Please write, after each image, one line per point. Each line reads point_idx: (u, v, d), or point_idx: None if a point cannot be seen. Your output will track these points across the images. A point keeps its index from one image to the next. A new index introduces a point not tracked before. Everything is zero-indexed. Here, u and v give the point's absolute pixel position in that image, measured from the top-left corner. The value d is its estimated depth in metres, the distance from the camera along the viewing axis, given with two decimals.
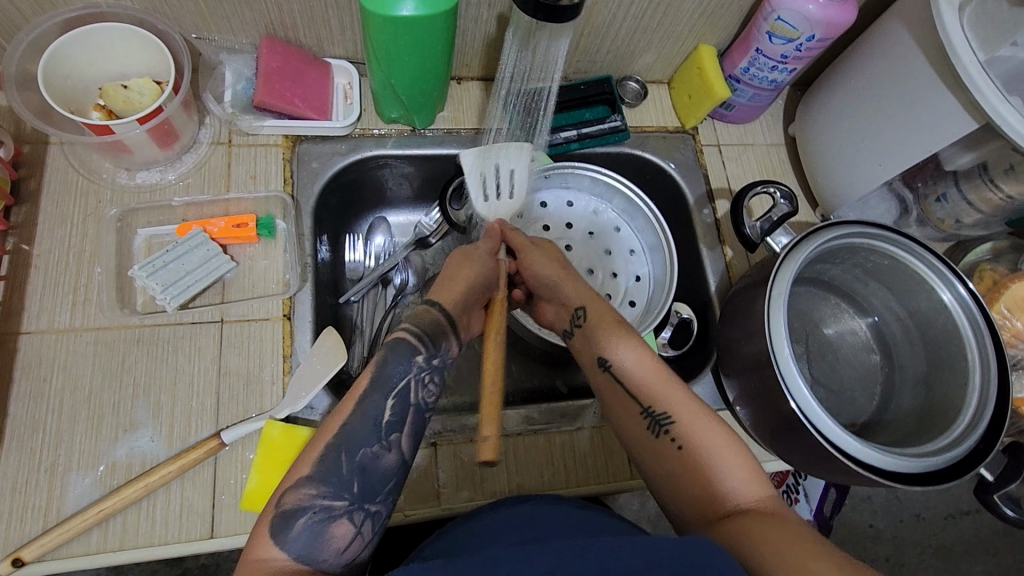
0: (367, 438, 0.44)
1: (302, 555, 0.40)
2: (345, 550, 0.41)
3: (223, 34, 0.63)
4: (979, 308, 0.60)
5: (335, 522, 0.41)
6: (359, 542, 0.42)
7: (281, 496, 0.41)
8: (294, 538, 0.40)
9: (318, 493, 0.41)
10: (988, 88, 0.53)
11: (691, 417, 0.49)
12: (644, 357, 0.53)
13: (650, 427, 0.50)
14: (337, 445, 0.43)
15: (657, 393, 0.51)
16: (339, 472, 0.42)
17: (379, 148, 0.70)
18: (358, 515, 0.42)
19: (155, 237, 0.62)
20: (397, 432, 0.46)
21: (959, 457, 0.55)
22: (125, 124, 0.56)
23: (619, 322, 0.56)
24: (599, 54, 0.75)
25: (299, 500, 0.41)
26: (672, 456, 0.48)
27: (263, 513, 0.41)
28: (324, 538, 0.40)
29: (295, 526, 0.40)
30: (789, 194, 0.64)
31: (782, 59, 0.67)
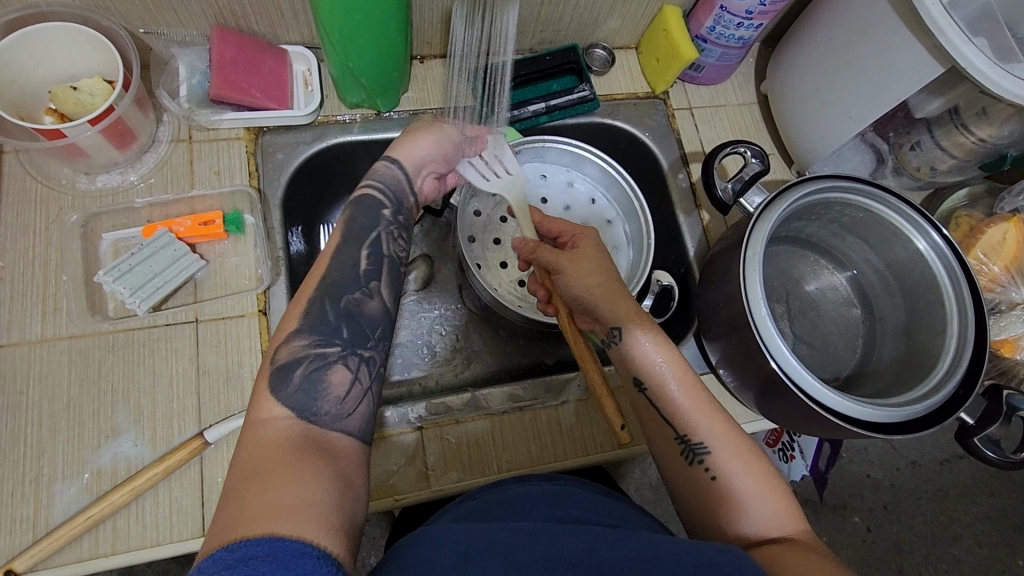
0: (350, 287, 0.50)
1: (302, 410, 0.43)
2: (344, 398, 0.45)
3: (172, 27, 0.61)
4: (955, 255, 0.60)
5: (331, 368, 0.46)
6: (356, 389, 0.46)
7: (274, 353, 0.46)
8: (291, 389, 0.44)
9: (309, 343, 0.47)
10: (952, 30, 0.52)
11: (729, 448, 0.48)
12: (687, 386, 0.50)
13: (684, 453, 0.49)
14: (320, 293, 0.49)
15: (695, 421, 0.49)
16: (326, 321, 0.48)
17: (344, 134, 0.69)
18: (351, 360, 0.47)
19: (121, 240, 0.61)
20: (377, 280, 0.52)
21: (938, 403, 0.56)
22: (76, 127, 0.54)
23: (658, 339, 0.52)
24: (563, 23, 0.73)
25: (292, 352, 0.46)
26: (703, 486, 0.48)
27: (262, 370, 0.45)
28: (323, 386, 0.45)
29: (293, 376, 0.45)
30: (760, 152, 0.63)
31: (747, 15, 0.66)
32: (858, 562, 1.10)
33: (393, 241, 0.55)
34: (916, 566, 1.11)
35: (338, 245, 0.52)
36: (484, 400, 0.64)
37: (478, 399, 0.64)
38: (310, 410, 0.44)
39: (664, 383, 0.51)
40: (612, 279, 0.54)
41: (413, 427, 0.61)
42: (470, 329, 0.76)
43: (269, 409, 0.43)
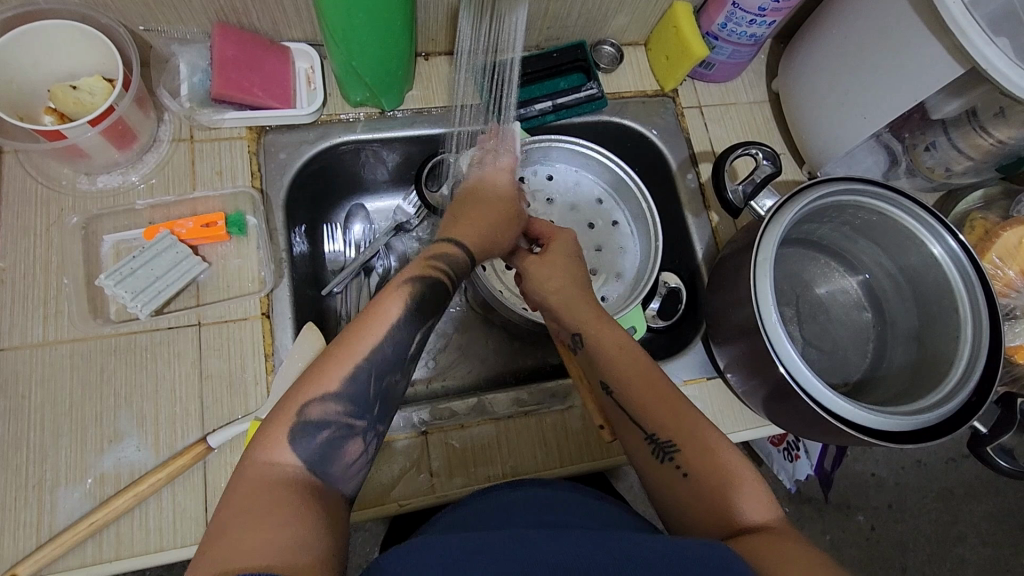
0: (392, 365, 0.46)
1: (312, 463, 0.42)
2: (352, 465, 0.44)
3: (172, 24, 0.60)
4: (970, 260, 0.58)
5: (351, 439, 0.44)
6: (364, 460, 0.45)
7: (303, 407, 0.43)
8: (309, 450, 0.42)
9: (343, 411, 0.44)
10: (974, 30, 0.51)
11: (695, 439, 0.48)
12: (650, 388, 0.51)
13: (654, 451, 0.49)
14: (366, 367, 0.45)
15: (661, 420, 0.50)
16: (364, 396, 0.44)
17: (348, 134, 0.68)
18: (371, 434, 0.45)
19: (123, 242, 0.61)
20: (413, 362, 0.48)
21: (951, 412, 0.55)
22: (76, 127, 0.53)
23: (620, 343, 0.54)
24: (571, 19, 0.71)
25: (323, 414, 0.43)
26: (675, 482, 0.48)
27: (279, 419, 0.42)
28: (336, 452, 0.43)
29: (315, 437, 0.42)
30: (772, 154, 0.62)
31: (760, 12, 0.64)
32: (862, 561, 1.10)
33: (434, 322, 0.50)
34: (921, 565, 1.10)
35: (399, 314, 0.47)
36: (488, 404, 0.63)
37: (483, 403, 0.63)
38: (317, 466, 0.42)
39: (626, 384, 0.52)
40: (574, 283, 0.57)
41: (418, 432, 0.60)
42: (473, 331, 0.76)
43: (280, 452, 0.41)
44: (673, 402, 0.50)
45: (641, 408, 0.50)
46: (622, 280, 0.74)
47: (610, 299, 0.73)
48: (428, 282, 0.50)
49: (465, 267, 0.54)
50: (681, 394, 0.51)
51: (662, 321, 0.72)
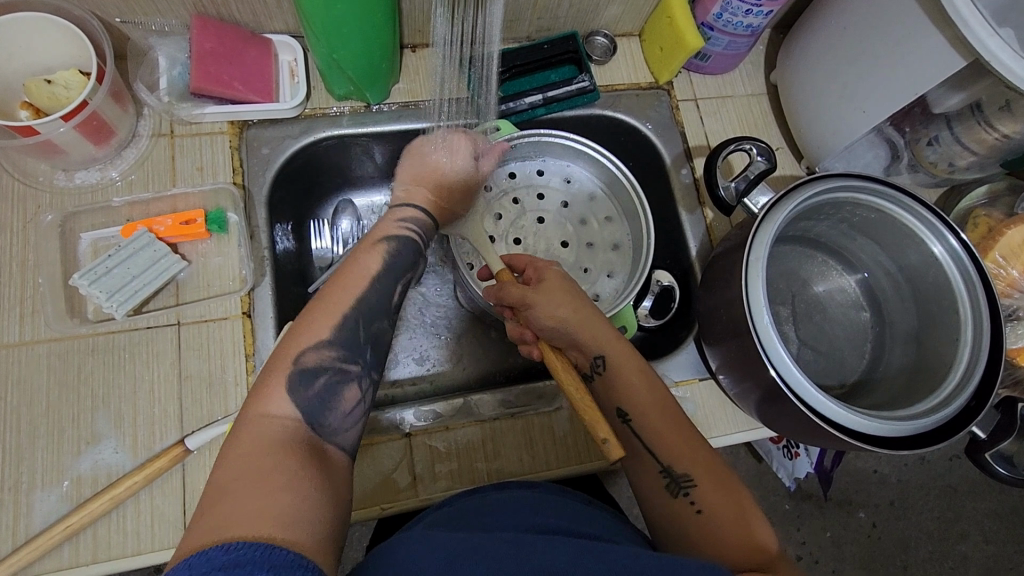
0: (380, 312, 0.48)
1: (310, 415, 0.42)
2: (349, 414, 0.44)
3: (149, 16, 0.58)
4: (972, 261, 0.56)
5: (348, 384, 0.45)
6: (361, 408, 0.45)
7: (299, 356, 0.44)
8: (308, 394, 0.43)
9: (337, 356, 0.45)
10: (976, 21, 0.49)
11: (711, 477, 0.47)
12: (672, 421, 0.49)
13: (668, 485, 0.48)
14: (354, 314, 0.47)
15: (681, 454, 0.48)
16: (355, 339, 0.46)
17: (333, 128, 0.66)
18: (365, 382, 0.46)
19: (102, 240, 0.59)
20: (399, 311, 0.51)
21: (949, 417, 0.53)
22: (48, 123, 0.52)
23: (642, 368, 0.51)
24: (561, 10, 0.69)
25: (320, 361, 0.44)
26: (688, 517, 0.46)
27: (279, 367, 0.43)
28: (333, 399, 0.43)
29: (314, 382, 0.43)
30: (767, 150, 0.61)
31: (756, 2, 0.62)
32: (862, 559, 1.08)
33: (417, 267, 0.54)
34: (922, 563, 1.09)
35: (379, 270, 0.50)
36: (473, 405, 0.63)
37: (469, 405, 0.63)
38: (317, 416, 0.42)
39: (648, 414, 0.50)
40: (586, 306, 0.52)
41: (401, 434, 0.59)
42: (463, 329, 0.74)
43: (278, 403, 0.42)
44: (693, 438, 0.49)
45: (663, 441, 0.49)
46: (614, 278, 0.72)
47: (603, 296, 0.71)
48: (402, 241, 0.53)
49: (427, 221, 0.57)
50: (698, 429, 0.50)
51: (654, 320, 0.71)
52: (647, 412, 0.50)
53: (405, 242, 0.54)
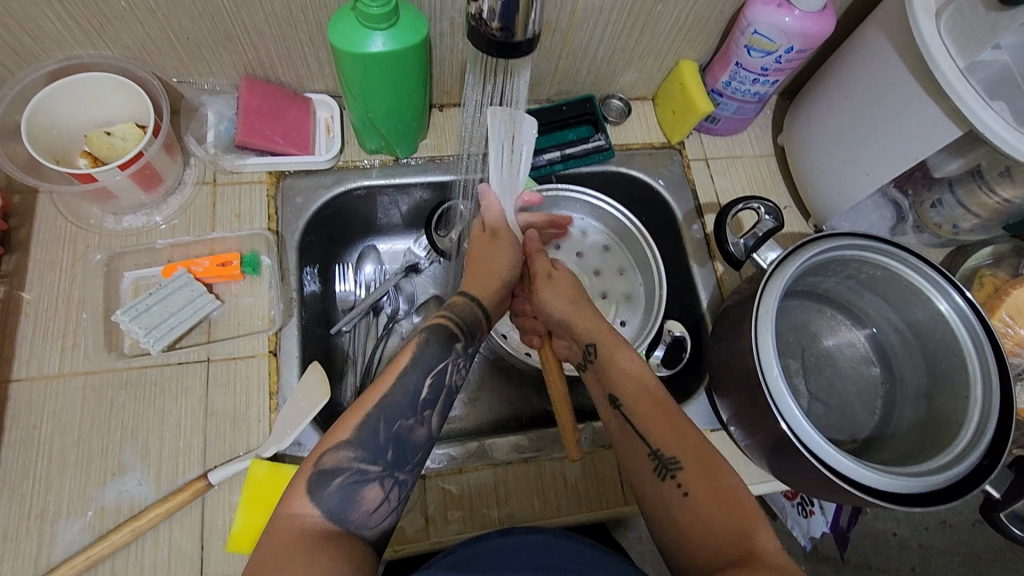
0: (404, 412, 0.48)
1: (334, 512, 0.44)
2: (374, 512, 0.45)
3: (204, 77, 0.64)
4: (980, 319, 0.58)
5: (367, 485, 0.45)
6: (386, 507, 0.46)
7: (320, 456, 0.46)
8: (327, 496, 0.44)
9: (355, 458, 0.46)
10: (968, 93, 0.52)
11: (698, 462, 0.49)
12: (658, 407, 0.52)
13: (655, 468, 0.50)
14: (377, 413, 0.48)
15: (668, 438, 0.50)
16: (377, 442, 0.46)
17: (363, 179, 0.71)
18: (389, 481, 0.46)
19: (142, 279, 0.63)
20: (430, 408, 0.50)
21: (961, 475, 0.53)
22: (107, 171, 0.57)
23: (631, 358, 0.56)
24: (580, 75, 0.74)
25: (337, 461, 0.45)
26: (674, 502, 0.48)
27: (303, 468, 0.46)
28: (355, 499, 0.45)
29: (331, 484, 0.45)
30: (775, 209, 0.64)
31: (763, 71, 0.66)
32: None
33: (456, 368, 0.53)
34: None
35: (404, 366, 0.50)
36: (488, 449, 0.63)
37: (483, 448, 0.63)
38: (339, 514, 0.44)
39: (635, 399, 0.53)
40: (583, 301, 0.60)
41: (416, 476, 0.60)
42: (477, 373, 0.76)
43: (302, 505, 0.44)
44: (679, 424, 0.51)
45: (651, 425, 0.51)
46: (626, 328, 0.74)
47: None
48: (436, 330, 0.53)
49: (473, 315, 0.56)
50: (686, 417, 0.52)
51: (666, 369, 0.71)
52: (635, 399, 0.53)
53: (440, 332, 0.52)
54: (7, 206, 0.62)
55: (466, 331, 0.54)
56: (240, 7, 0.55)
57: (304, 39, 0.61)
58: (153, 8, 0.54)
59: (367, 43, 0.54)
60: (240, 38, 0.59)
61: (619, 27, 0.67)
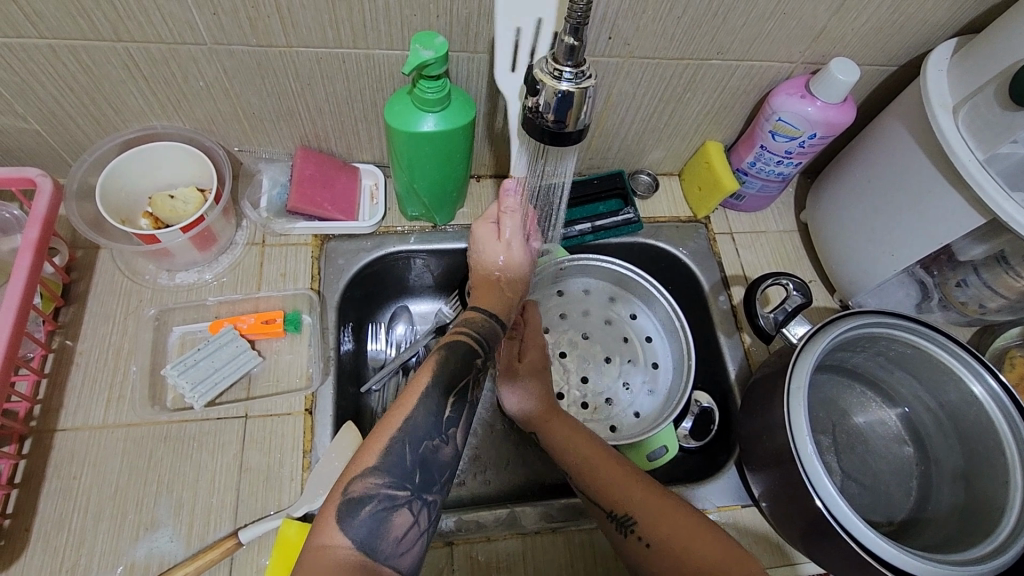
0: (428, 432, 0.50)
1: (363, 542, 0.44)
2: (402, 539, 0.46)
3: (262, 146, 0.69)
4: (1015, 404, 0.57)
5: (396, 511, 0.46)
6: (416, 532, 0.47)
7: (348, 484, 0.46)
8: (356, 524, 0.44)
9: (383, 484, 0.46)
10: (990, 184, 0.54)
11: (647, 511, 0.53)
12: (602, 461, 0.58)
13: (618, 528, 0.54)
14: (401, 437, 0.49)
15: (615, 495, 0.55)
16: (402, 465, 0.48)
17: (401, 245, 0.74)
18: (416, 504, 0.47)
19: (189, 334, 0.66)
20: (454, 426, 0.52)
21: (1006, 565, 0.52)
22: (169, 232, 0.61)
23: (569, 425, 0.62)
24: (610, 152, 0.79)
25: (365, 488, 0.46)
26: (644, 555, 0.52)
27: (331, 497, 0.46)
28: (385, 526, 0.45)
29: (360, 512, 0.45)
30: (802, 285, 0.66)
31: (787, 154, 0.70)
32: None
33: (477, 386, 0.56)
34: None
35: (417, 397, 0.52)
36: (517, 516, 0.61)
37: (513, 515, 0.61)
38: (370, 543, 0.44)
39: (578, 458, 0.59)
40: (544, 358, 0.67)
41: (443, 541, 0.59)
42: (503, 437, 0.76)
43: (332, 535, 0.44)
44: (620, 476, 0.56)
45: (596, 484, 0.56)
46: (654, 397, 0.74)
47: (643, 414, 0.73)
48: (459, 347, 0.56)
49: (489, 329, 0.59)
50: (622, 465, 0.57)
51: (695, 441, 0.72)
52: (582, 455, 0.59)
53: (462, 349, 0.56)
54: (71, 261, 0.66)
55: (484, 344, 0.58)
56: (305, 88, 0.60)
57: (358, 117, 0.66)
58: (226, 87, 0.60)
59: (419, 123, 0.58)
60: (301, 114, 0.64)
61: (649, 111, 0.71)
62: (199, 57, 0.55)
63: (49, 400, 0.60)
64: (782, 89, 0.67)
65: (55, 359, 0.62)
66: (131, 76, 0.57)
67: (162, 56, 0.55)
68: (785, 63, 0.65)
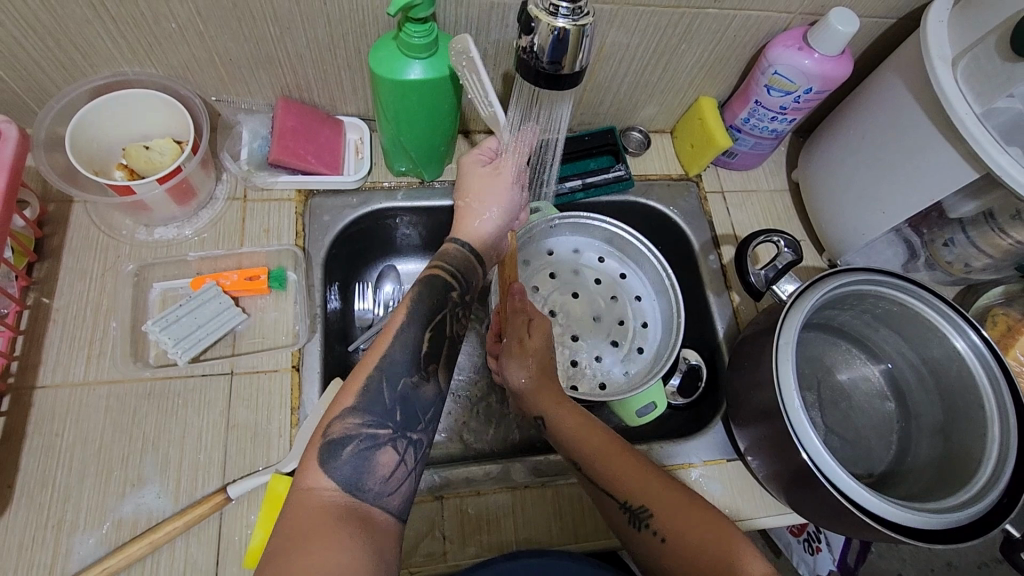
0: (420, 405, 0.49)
1: (347, 482, 0.44)
2: (390, 477, 0.46)
3: (242, 96, 0.66)
4: (997, 358, 0.58)
5: (380, 449, 0.46)
6: (402, 470, 0.47)
7: (327, 427, 0.46)
8: (339, 465, 0.45)
9: (363, 424, 0.47)
10: (985, 139, 0.54)
11: (662, 503, 0.53)
12: (614, 456, 0.56)
13: (631, 521, 0.53)
14: (378, 374, 0.49)
15: (630, 487, 0.54)
16: (382, 404, 0.48)
17: (388, 201, 0.72)
18: (401, 443, 0.48)
19: (170, 290, 0.65)
20: (434, 364, 0.53)
21: (982, 512, 0.53)
22: (145, 184, 0.58)
23: (582, 418, 0.60)
24: (602, 107, 0.77)
25: (346, 429, 0.46)
26: (658, 548, 0.52)
27: (311, 445, 0.46)
28: (369, 465, 0.45)
29: (342, 453, 0.45)
30: (794, 242, 0.66)
31: (781, 110, 0.69)
32: None
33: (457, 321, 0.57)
34: None
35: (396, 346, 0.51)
36: (509, 472, 0.63)
37: (504, 470, 0.63)
38: (355, 483, 0.45)
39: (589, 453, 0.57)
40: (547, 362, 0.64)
41: (434, 496, 0.60)
42: (491, 398, 0.76)
43: (314, 478, 0.44)
44: (635, 467, 0.55)
45: (609, 476, 0.55)
46: (643, 355, 0.75)
47: (631, 372, 0.74)
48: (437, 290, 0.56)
49: (463, 263, 0.60)
50: (635, 457, 0.56)
51: (683, 399, 0.73)
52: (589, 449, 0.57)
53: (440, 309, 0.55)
54: (43, 215, 0.64)
55: (461, 280, 0.59)
56: (284, 32, 0.58)
57: (341, 65, 0.63)
58: (201, 30, 0.56)
59: (406, 70, 0.55)
60: (280, 61, 0.62)
61: (643, 63, 0.69)
62: None
63: (27, 357, 0.58)
64: (779, 41, 0.65)
65: (30, 316, 0.60)
66: (97, 15, 0.53)
67: None
68: (783, 13, 0.64)
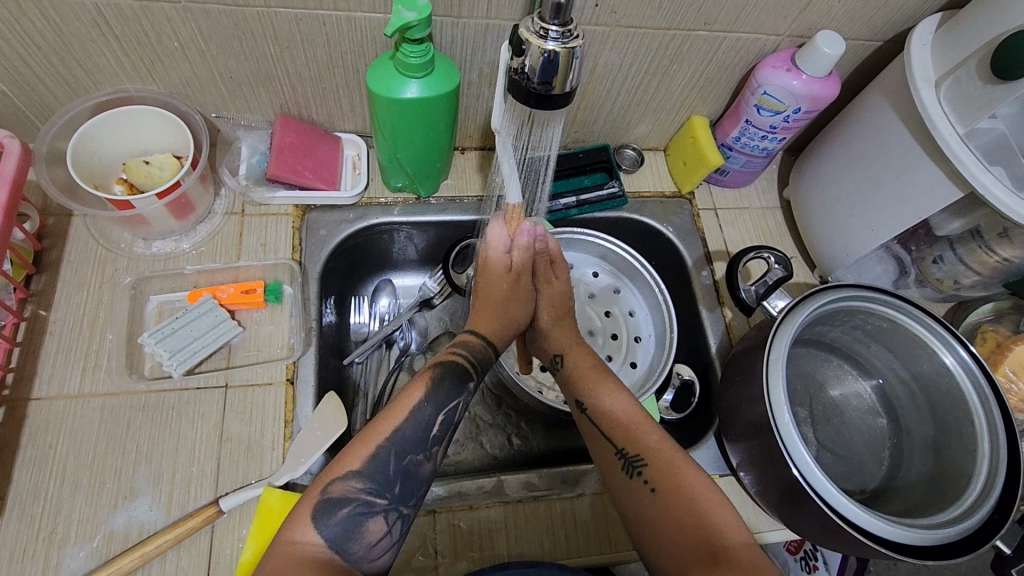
0: None
1: (335, 541, 0.45)
2: (374, 546, 0.46)
3: (241, 113, 0.67)
4: (985, 374, 0.59)
5: (371, 517, 0.47)
6: (387, 541, 0.47)
7: (328, 485, 0.47)
8: (330, 524, 0.46)
9: (363, 488, 0.47)
10: (969, 159, 0.55)
11: (662, 459, 0.54)
12: (620, 411, 0.57)
13: (624, 467, 0.54)
14: (387, 447, 0.49)
15: (632, 437, 0.55)
16: (384, 474, 0.48)
17: (385, 216, 0.73)
18: (392, 515, 0.47)
19: (166, 303, 0.65)
20: (439, 445, 0.52)
21: (972, 528, 0.53)
22: (145, 199, 0.59)
23: (597, 369, 0.62)
24: (596, 124, 0.78)
25: (345, 491, 0.47)
26: (644, 497, 0.52)
27: (308, 497, 0.47)
28: (358, 530, 0.46)
29: (336, 513, 0.46)
30: (783, 259, 0.67)
31: (771, 129, 0.70)
32: None
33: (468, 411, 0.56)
34: None
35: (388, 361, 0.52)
36: (502, 486, 0.63)
37: (498, 484, 0.63)
38: (341, 543, 0.45)
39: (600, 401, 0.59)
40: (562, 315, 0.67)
41: (427, 510, 0.60)
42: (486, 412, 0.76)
43: (303, 530, 0.45)
44: (639, 420, 0.56)
45: (617, 425, 0.57)
46: (636, 369, 0.75)
47: (624, 386, 0.74)
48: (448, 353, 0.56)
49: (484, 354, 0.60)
50: (645, 415, 0.57)
51: (675, 413, 0.73)
52: (601, 400, 0.59)
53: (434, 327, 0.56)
54: (43, 228, 0.65)
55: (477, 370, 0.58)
56: (284, 51, 0.59)
57: (340, 83, 0.64)
58: (203, 49, 0.58)
59: (403, 89, 0.57)
60: (280, 79, 0.63)
61: (636, 83, 0.71)
62: (173, 16, 0.54)
63: (22, 369, 0.59)
64: (768, 62, 0.67)
65: (27, 328, 0.60)
66: (101, 34, 0.55)
67: (133, 14, 0.53)
68: (771, 35, 0.65)
